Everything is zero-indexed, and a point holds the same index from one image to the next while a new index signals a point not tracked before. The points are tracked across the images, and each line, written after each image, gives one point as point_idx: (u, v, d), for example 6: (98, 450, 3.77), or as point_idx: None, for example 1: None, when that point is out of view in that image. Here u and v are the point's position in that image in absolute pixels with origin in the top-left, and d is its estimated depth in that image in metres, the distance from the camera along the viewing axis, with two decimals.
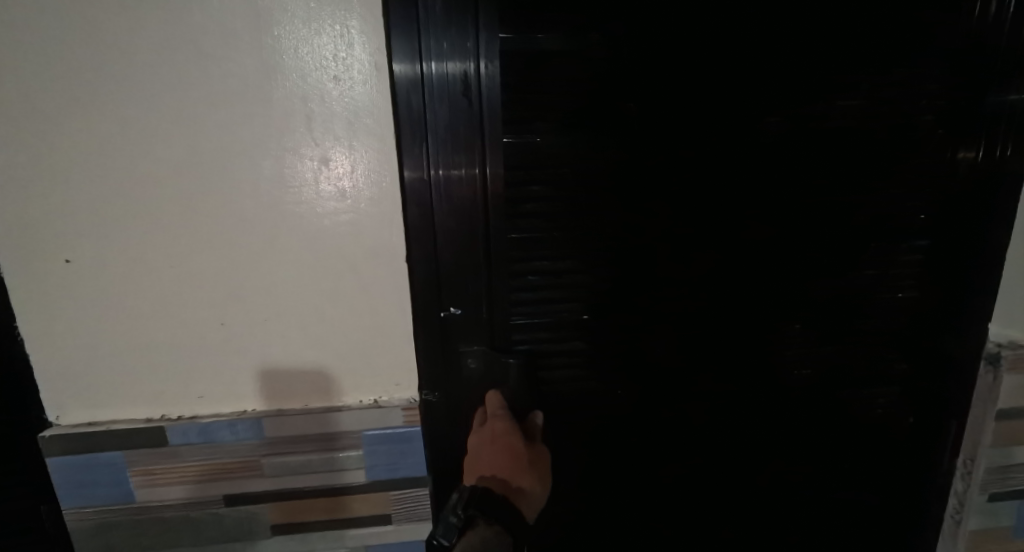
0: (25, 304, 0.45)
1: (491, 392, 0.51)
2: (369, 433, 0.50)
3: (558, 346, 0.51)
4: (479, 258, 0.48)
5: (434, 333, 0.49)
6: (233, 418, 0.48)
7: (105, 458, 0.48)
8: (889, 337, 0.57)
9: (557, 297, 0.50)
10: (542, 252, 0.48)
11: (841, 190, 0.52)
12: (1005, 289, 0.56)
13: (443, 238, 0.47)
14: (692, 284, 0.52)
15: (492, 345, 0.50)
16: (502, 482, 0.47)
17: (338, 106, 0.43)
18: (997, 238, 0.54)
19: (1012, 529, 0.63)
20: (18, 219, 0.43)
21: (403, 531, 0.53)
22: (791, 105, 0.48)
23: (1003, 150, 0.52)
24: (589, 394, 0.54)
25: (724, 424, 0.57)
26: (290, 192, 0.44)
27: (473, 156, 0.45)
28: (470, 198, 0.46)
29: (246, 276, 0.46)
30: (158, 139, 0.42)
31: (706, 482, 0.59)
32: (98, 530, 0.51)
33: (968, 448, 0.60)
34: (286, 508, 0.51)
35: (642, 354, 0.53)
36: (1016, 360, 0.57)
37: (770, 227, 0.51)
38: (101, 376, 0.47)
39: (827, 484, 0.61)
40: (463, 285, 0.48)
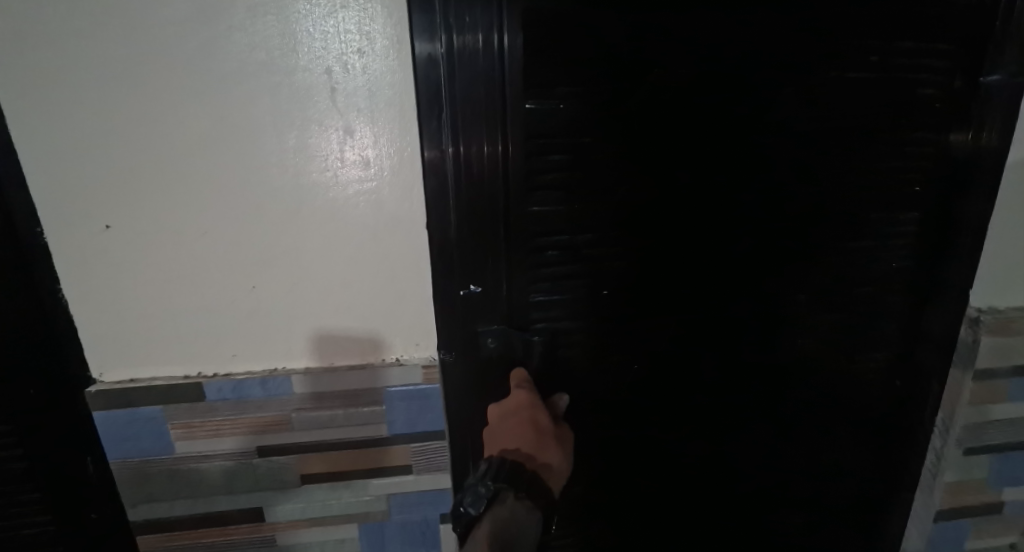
0: (69, 266, 0.48)
1: (516, 369, 0.55)
2: (392, 390, 0.53)
3: (572, 312, 0.55)
4: (500, 231, 0.51)
5: (457, 309, 0.52)
6: (265, 375, 0.52)
7: (147, 413, 0.52)
8: (880, 304, 0.60)
9: (573, 272, 0.53)
10: (560, 228, 0.51)
11: (838, 162, 0.54)
12: (986, 257, 0.59)
13: (461, 210, 0.49)
14: (695, 252, 0.55)
15: (510, 323, 0.54)
16: (528, 456, 0.48)
17: (361, 79, 0.45)
18: (983, 210, 0.57)
19: (985, 481, 0.68)
20: (60, 186, 0.45)
21: (423, 481, 0.57)
22: (792, 81, 0.51)
23: (993, 125, 0.54)
24: (598, 356, 0.57)
25: (721, 384, 0.61)
26: (315, 161, 0.47)
27: (494, 131, 0.48)
28: (487, 170, 0.49)
29: (274, 241, 0.48)
30: (187, 109, 0.44)
31: (704, 437, 0.63)
32: (140, 480, 0.54)
33: (948, 407, 0.64)
34: (314, 460, 0.55)
35: (647, 318, 0.56)
36: (995, 324, 0.60)
37: (770, 199, 0.54)
38: (142, 336, 0.50)
39: (815, 441, 0.66)
40: (484, 263, 0.51)
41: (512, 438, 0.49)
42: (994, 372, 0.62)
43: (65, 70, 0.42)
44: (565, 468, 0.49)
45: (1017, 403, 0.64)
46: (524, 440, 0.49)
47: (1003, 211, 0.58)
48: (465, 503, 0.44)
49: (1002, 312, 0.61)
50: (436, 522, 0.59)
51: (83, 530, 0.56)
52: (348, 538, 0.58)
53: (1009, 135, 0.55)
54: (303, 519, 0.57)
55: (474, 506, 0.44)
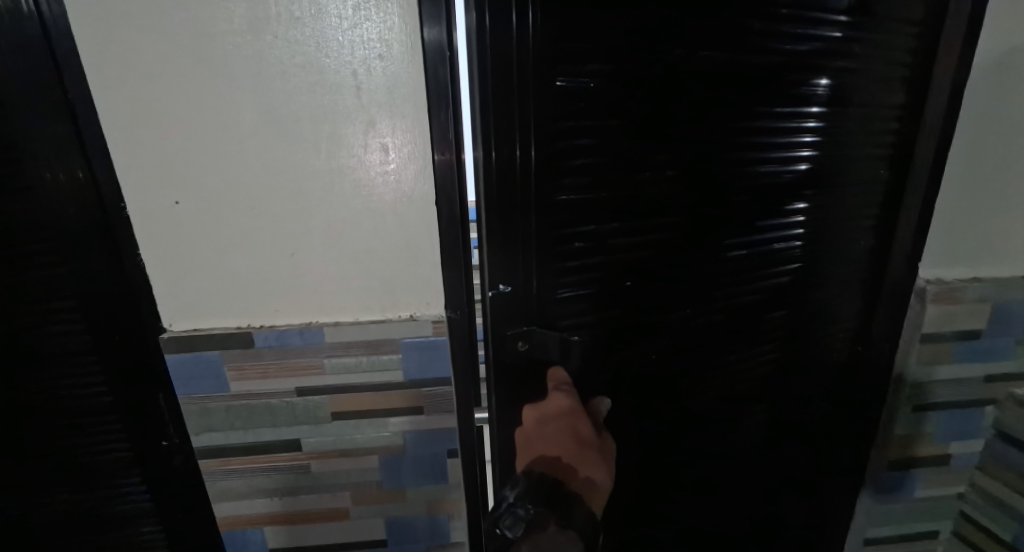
0: (146, 235, 0.58)
1: (556, 369, 0.64)
2: (406, 341, 0.63)
3: (584, 285, 0.62)
4: (526, 199, 0.56)
5: (491, 307, 0.60)
6: (303, 327, 0.62)
7: (207, 357, 0.63)
8: (836, 271, 0.69)
9: (596, 259, 0.61)
10: (588, 220, 0.59)
11: (802, 146, 0.61)
12: (931, 234, 0.67)
13: (491, 199, 0.55)
14: (676, 228, 0.62)
15: (541, 323, 0.63)
16: (569, 468, 0.55)
17: (381, 79, 0.54)
18: (928, 193, 0.65)
19: (933, 435, 0.76)
20: (139, 168, 0.55)
21: (433, 420, 0.67)
22: (764, 76, 0.57)
23: (937, 117, 0.62)
24: (602, 322, 0.64)
25: (697, 346, 0.69)
26: (343, 149, 0.56)
27: (524, 122, 0.53)
28: (509, 158, 0.54)
29: (310, 216, 0.58)
30: (240, 104, 0.53)
31: (683, 394, 0.71)
32: (202, 414, 0.66)
33: (900, 365, 0.73)
34: (342, 400, 0.65)
35: (636, 288, 0.64)
36: (940, 293, 0.68)
37: (741, 179, 0.61)
38: (205, 293, 0.61)
39: (781, 393, 0.75)
40: (513, 264, 0.59)
41: (554, 447, 0.57)
42: (942, 335, 0.70)
43: (144, 72, 0.51)
44: (605, 479, 0.56)
45: (961, 364, 0.72)
46: (566, 452, 0.56)
47: (949, 189, 0.65)
48: (504, 524, 0.50)
49: (948, 282, 0.68)
50: (444, 456, 0.68)
51: (155, 454, 0.67)
52: (369, 468, 0.69)
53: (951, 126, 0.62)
54: (334, 450, 0.68)
55: (513, 528, 0.50)
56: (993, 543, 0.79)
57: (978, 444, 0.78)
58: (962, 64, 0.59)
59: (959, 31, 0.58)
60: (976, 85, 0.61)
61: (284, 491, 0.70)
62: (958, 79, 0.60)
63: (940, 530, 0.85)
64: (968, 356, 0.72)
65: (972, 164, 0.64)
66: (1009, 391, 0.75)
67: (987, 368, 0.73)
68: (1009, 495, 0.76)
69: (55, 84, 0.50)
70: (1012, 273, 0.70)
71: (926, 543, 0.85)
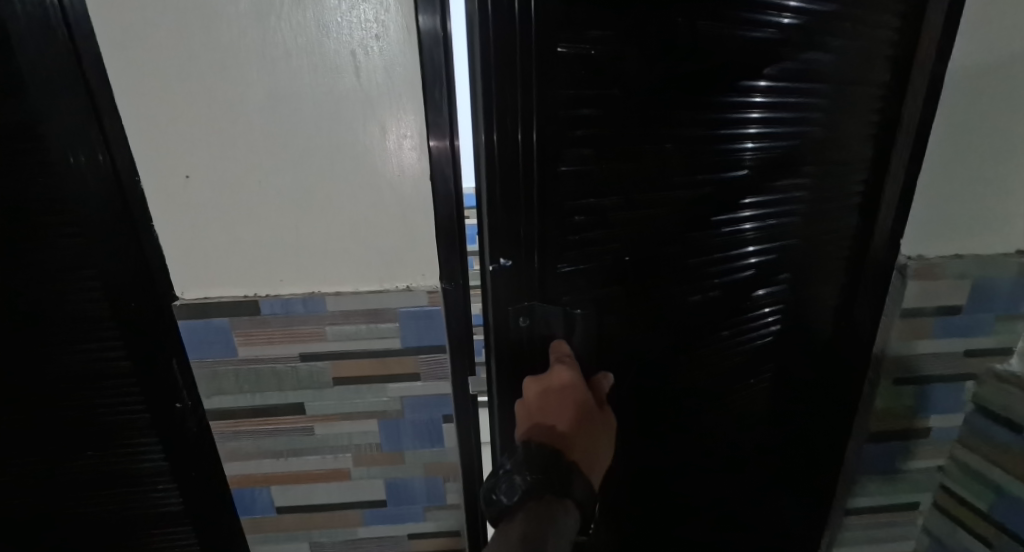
0: (160, 207, 0.61)
1: (558, 342, 0.65)
2: (403, 310, 0.66)
3: (582, 259, 0.63)
4: (529, 171, 0.56)
5: (490, 281, 0.62)
6: (305, 296, 0.65)
7: (217, 323, 0.66)
8: (813, 246, 0.72)
9: (598, 231, 0.61)
10: (589, 193, 0.59)
11: (789, 123, 0.63)
12: (914, 214, 0.69)
13: (492, 171, 0.56)
14: (668, 203, 0.63)
15: (542, 298, 0.63)
16: (567, 443, 0.55)
17: (378, 59, 0.56)
18: (908, 178, 0.67)
19: (913, 409, 0.80)
20: (151, 143, 0.58)
21: (429, 386, 0.70)
22: (757, 62, 0.58)
23: (916, 106, 0.64)
24: (601, 297, 0.65)
25: (684, 321, 0.70)
26: (343, 126, 0.58)
27: (525, 93, 0.53)
28: (510, 129, 0.54)
29: (312, 191, 0.61)
30: (245, 83, 0.56)
31: (671, 368, 0.73)
32: (212, 377, 0.70)
33: (881, 339, 0.77)
34: (343, 366, 0.69)
35: (631, 263, 0.65)
36: (920, 270, 0.71)
37: (729, 157, 0.62)
38: (215, 262, 0.64)
39: (763, 364, 0.78)
40: (515, 238, 0.59)
41: (554, 420, 0.57)
42: (921, 311, 0.73)
43: (156, 52, 0.54)
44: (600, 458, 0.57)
45: (941, 340, 0.76)
46: (565, 426, 0.57)
47: (931, 169, 0.67)
48: (500, 491, 0.52)
49: (929, 260, 0.71)
50: (440, 421, 0.72)
51: (170, 418, 0.70)
52: (370, 431, 0.73)
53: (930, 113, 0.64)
54: (337, 413, 0.72)
55: (509, 495, 0.51)
56: (971, 514, 0.82)
57: (958, 418, 0.82)
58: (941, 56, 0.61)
59: (940, 23, 0.60)
60: (958, 65, 0.62)
61: (290, 452, 0.75)
62: (942, 58, 0.62)
63: (920, 502, 0.88)
64: (948, 332, 0.75)
65: (954, 147, 0.66)
66: (988, 366, 0.78)
67: (968, 343, 0.76)
68: (986, 468, 0.79)
69: (72, 68, 0.53)
70: (997, 252, 0.72)
71: (905, 513, 0.89)
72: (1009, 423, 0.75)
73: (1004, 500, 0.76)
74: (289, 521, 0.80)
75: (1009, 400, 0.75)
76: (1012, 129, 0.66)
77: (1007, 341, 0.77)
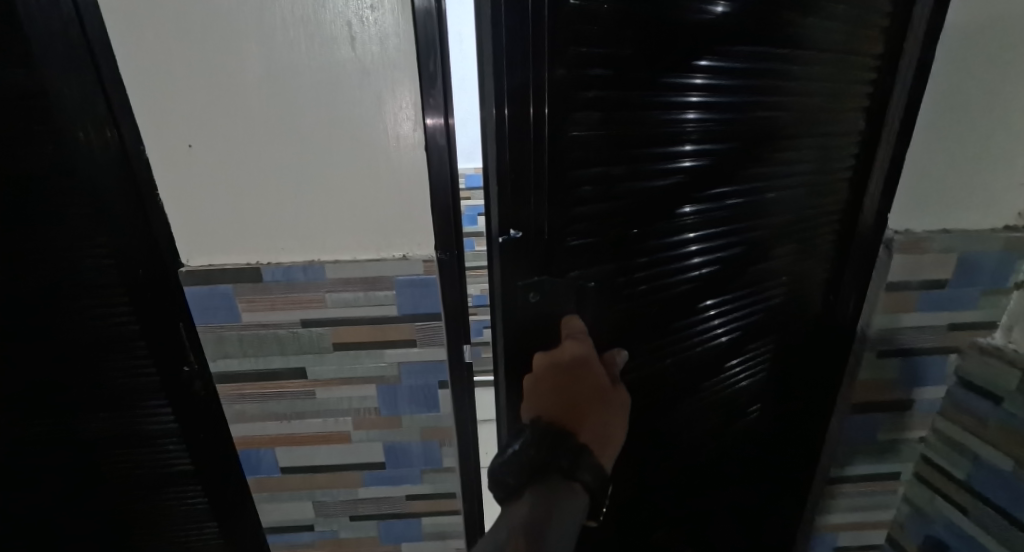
0: (163, 175, 0.63)
1: (570, 318, 0.64)
2: (399, 278, 0.68)
3: (590, 231, 0.63)
4: (540, 137, 0.55)
5: (501, 253, 0.60)
6: (306, 264, 0.68)
7: (221, 290, 0.69)
8: (798, 219, 0.74)
9: (602, 202, 0.62)
10: (595, 162, 0.59)
11: (779, 95, 0.64)
12: (901, 189, 0.71)
13: (505, 136, 0.54)
14: (666, 175, 0.63)
15: (551, 272, 0.62)
16: (575, 425, 0.56)
17: (373, 30, 0.57)
18: (897, 152, 0.69)
19: (895, 381, 0.82)
20: (154, 112, 0.60)
21: (425, 352, 0.73)
22: (752, 39, 0.60)
23: (905, 82, 0.66)
24: (608, 271, 0.66)
25: (682, 294, 0.73)
26: (340, 96, 0.60)
27: (537, 60, 0.51)
28: (522, 94, 0.52)
29: (310, 161, 0.62)
30: (244, 54, 0.57)
31: (665, 340, 0.74)
32: (217, 342, 0.72)
33: (867, 314, 0.78)
34: (342, 332, 0.72)
35: (634, 235, 0.65)
36: (907, 243, 0.72)
37: (722, 130, 0.63)
38: (220, 230, 0.66)
39: (751, 336, 0.81)
40: (527, 211, 0.58)
41: (561, 402, 0.58)
42: (907, 284, 0.75)
43: (158, 23, 0.55)
44: (611, 439, 0.57)
45: (926, 313, 0.77)
46: (573, 409, 0.58)
47: (921, 142, 0.69)
48: (507, 473, 0.53)
49: (916, 234, 0.72)
50: (436, 387, 0.76)
51: (178, 381, 0.73)
52: (369, 396, 0.77)
53: (918, 90, 0.66)
54: (337, 378, 0.75)
55: (516, 476, 0.53)
56: (950, 484, 0.84)
57: (941, 390, 0.83)
58: (930, 36, 0.63)
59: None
60: (951, 35, 0.64)
61: (293, 414, 0.78)
62: (933, 26, 0.63)
63: (902, 472, 0.90)
64: (932, 306, 0.76)
65: (940, 122, 0.67)
66: (972, 340, 0.79)
67: (952, 316, 0.77)
68: (965, 438, 0.81)
69: (82, 42, 0.55)
70: (984, 228, 0.73)
71: (888, 483, 0.91)
72: (991, 395, 0.76)
73: (983, 469, 0.78)
74: (292, 481, 0.84)
75: (991, 373, 0.77)
76: (1000, 104, 0.67)
77: (992, 314, 0.77)
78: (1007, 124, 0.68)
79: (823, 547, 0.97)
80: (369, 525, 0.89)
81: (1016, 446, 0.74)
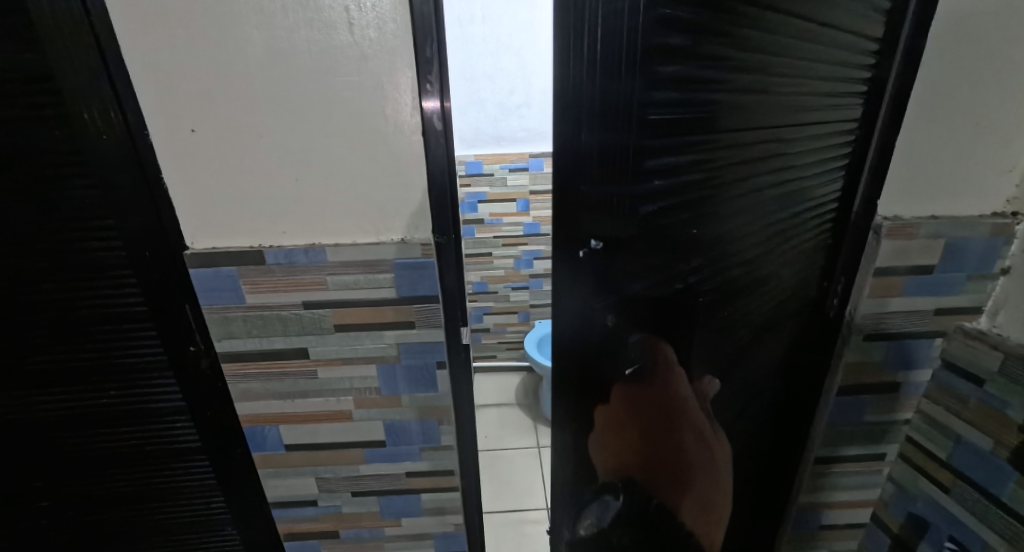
0: (167, 159, 0.64)
1: (655, 341, 0.68)
2: (398, 261, 0.70)
3: (659, 227, 0.62)
4: (620, 123, 0.55)
5: (581, 258, 0.61)
6: (307, 246, 0.69)
7: (224, 272, 0.71)
8: (799, 211, 0.73)
9: (664, 203, 0.61)
10: (667, 154, 0.58)
11: (798, 78, 0.63)
12: (888, 173, 0.72)
13: (591, 122, 0.55)
14: (721, 165, 0.63)
15: (617, 273, 0.63)
16: (673, 490, 0.68)
17: (371, 15, 0.58)
18: (886, 138, 0.70)
19: (882, 363, 0.84)
20: (158, 98, 0.61)
21: (423, 334, 0.75)
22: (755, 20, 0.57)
23: (890, 70, 0.67)
24: (672, 268, 0.66)
25: (731, 289, 0.73)
26: (339, 82, 0.61)
27: (628, 43, 0.52)
28: (612, 68, 0.53)
29: (311, 145, 0.64)
30: (245, 39, 0.58)
31: (718, 335, 0.74)
32: (223, 322, 0.74)
33: (854, 299, 0.79)
34: (343, 314, 0.74)
35: (696, 227, 0.65)
36: (894, 229, 0.74)
37: (757, 117, 0.63)
38: (226, 214, 0.68)
39: (775, 329, 0.82)
40: (597, 222, 0.59)
41: (660, 473, 0.67)
42: (895, 269, 0.76)
43: (161, 9, 0.57)
44: (702, 495, 0.69)
45: (912, 297, 0.78)
46: (670, 479, 0.67)
47: (910, 127, 0.69)
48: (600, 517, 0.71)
49: (904, 220, 0.74)
50: (434, 366, 0.78)
51: (184, 360, 0.75)
52: (369, 376, 0.79)
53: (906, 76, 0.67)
54: (338, 357, 0.77)
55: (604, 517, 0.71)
56: (934, 464, 0.86)
57: (926, 374, 0.85)
58: (919, 23, 0.64)
59: None
60: (943, 19, 0.64)
61: (296, 393, 0.80)
62: (923, 13, 0.64)
63: (887, 453, 0.92)
64: (919, 290, 0.78)
65: (929, 108, 0.68)
66: (959, 324, 0.80)
67: (938, 301, 0.79)
68: (948, 419, 0.83)
69: (88, 31, 0.56)
70: (973, 213, 0.74)
71: (873, 463, 0.93)
72: (974, 377, 0.78)
73: (963, 447, 0.81)
74: (295, 457, 0.86)
75: (977, 356, 0.78)
76: (997, 89, 0.67)
77: (977, 299, 0.78)
78: (999, 108, 0.68)
79: (814, 528, 1.00)
80: (371, 501, 0.92)
81: (998, 426, 0.76)
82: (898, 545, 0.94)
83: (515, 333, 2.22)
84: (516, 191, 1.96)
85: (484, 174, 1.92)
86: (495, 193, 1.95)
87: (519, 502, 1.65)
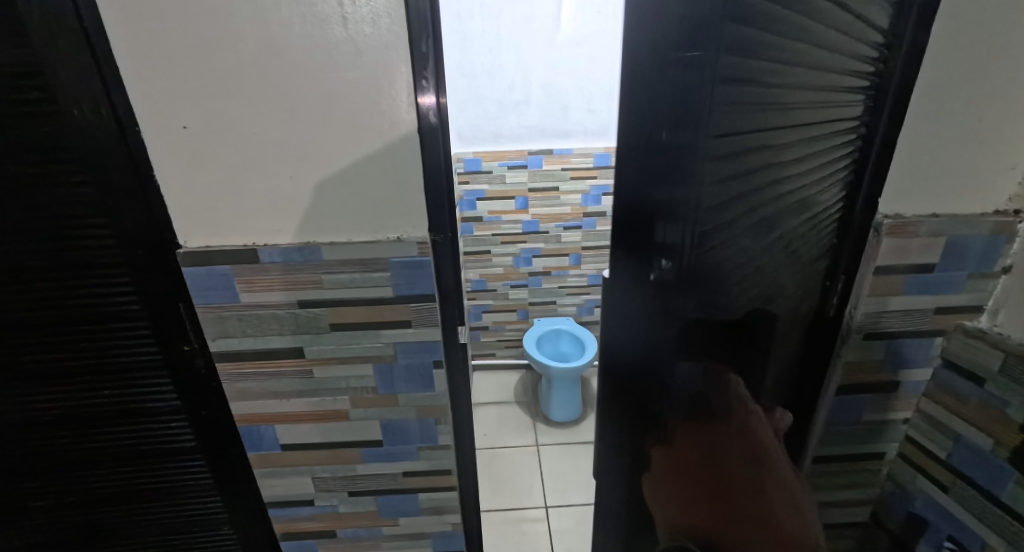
0: (158, 157, 0.63)
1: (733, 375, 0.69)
2: (394, 260, 0.69)
3: (717, 245, 0.57)
4: (701, 131, 0.47)
5: (648, 284, 0.51)
6: (303, 245, 0.69)
7: (219, 270, 0.70)
8: (810, 215, 0.69)
9: (723, 219, 0.56)
10: (730, 168, 0.53)
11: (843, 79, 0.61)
12: (890, 170, 0.71)
13: (678, 125, 0.45)
14: (774, 172, 0.60)
15: (676, 301, 0.55)
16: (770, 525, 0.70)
17: (366, 9, 0.57)
18: (888, 133, 0.69)
19: (881, 362, 0.83)
20: (148, 94, 0.60)
21: (420, 333, 0.74)
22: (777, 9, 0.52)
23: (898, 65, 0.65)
24: (722, 288, 0.61)
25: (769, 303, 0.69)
26: (334, 78, 0.60)
27: (721, 43, 0.45)
28: (703, 65, 0.44)
29: (307, 142, 0.63)
30: (238, 34, 0.57)
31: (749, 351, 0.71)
32: (218, 321, 0.73)
33: (854, 298, 0.79)
34: (339, 313, 0.73)
35: (744, 242, 0.61)
36: (894, 227, 0.73)
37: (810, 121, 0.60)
38: (220, 212, 0.67)
39: (786, 345, 0.78)
40: (668, 239, 0.49)
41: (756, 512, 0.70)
42: (895, 268, 0.76)
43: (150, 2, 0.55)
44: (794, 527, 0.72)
45: (912, 297, 0.78)
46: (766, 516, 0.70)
47: (911, 123, 0.68)
48: None
49: (904, 218, 0.73)
50: (431, 366, 0.77)
51: (179, 359, 0.75)
52: (366, 375, 0.78)
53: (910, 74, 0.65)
54: (334, 357, 0.77)
55: None
56: (933, 464, 0.86)
57: (925, 373, 0.84)
58: (924, 20, 0.62)
59: None
60: (947, 13, 0.63)
61: (292, 393, 0.80)
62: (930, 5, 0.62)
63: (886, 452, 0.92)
64: (918, 290, 0.77)
65: (931, 105, 0.68)
66: (959, 323, 0.80)
67: (938, 300, 0.79)
68: (947, 418, 0.83)
69: (76, 26, 0.55)
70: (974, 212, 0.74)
71: (872, 462, 0.93)
72: (973, 376, 0.78)
73: (961, 447, 0.81)
74: (292, 457, 0.86)
75: (977, 355, 0.78)
76: (998, 86, 0.67)
77: (978, 298, 0.78)
78: (1001, 105, 0.68)
79: None
80: (368, 500, 0.91)
81: (998, 426, 0.76)
82: (897, 543, 0.94)
83: (514, 330, 2.22)
84: (515, 188, 1.95)
85: (484, 171, 1.91)
86: (495, 190, 1.95)
87: (518, 500, 1.65)
